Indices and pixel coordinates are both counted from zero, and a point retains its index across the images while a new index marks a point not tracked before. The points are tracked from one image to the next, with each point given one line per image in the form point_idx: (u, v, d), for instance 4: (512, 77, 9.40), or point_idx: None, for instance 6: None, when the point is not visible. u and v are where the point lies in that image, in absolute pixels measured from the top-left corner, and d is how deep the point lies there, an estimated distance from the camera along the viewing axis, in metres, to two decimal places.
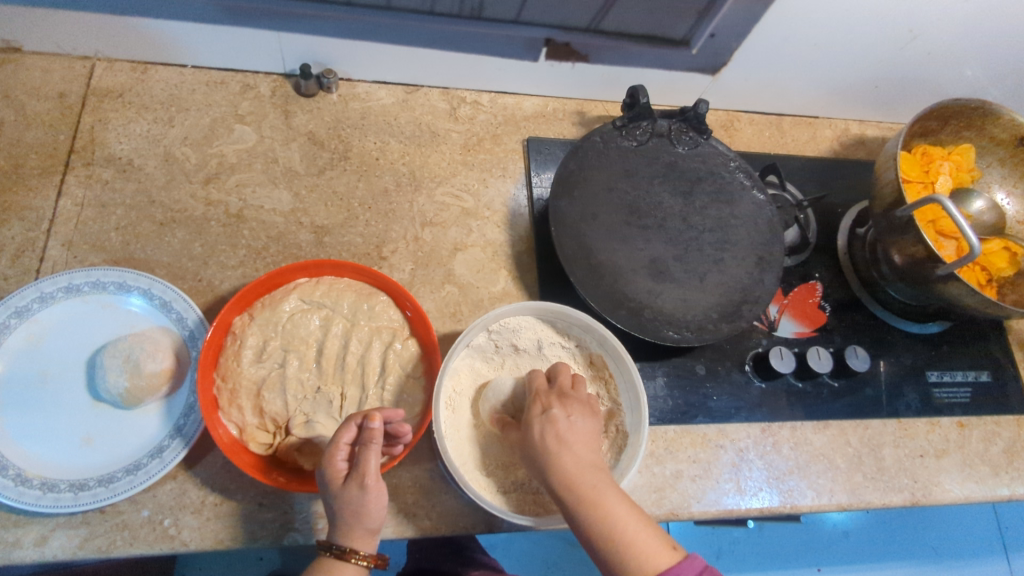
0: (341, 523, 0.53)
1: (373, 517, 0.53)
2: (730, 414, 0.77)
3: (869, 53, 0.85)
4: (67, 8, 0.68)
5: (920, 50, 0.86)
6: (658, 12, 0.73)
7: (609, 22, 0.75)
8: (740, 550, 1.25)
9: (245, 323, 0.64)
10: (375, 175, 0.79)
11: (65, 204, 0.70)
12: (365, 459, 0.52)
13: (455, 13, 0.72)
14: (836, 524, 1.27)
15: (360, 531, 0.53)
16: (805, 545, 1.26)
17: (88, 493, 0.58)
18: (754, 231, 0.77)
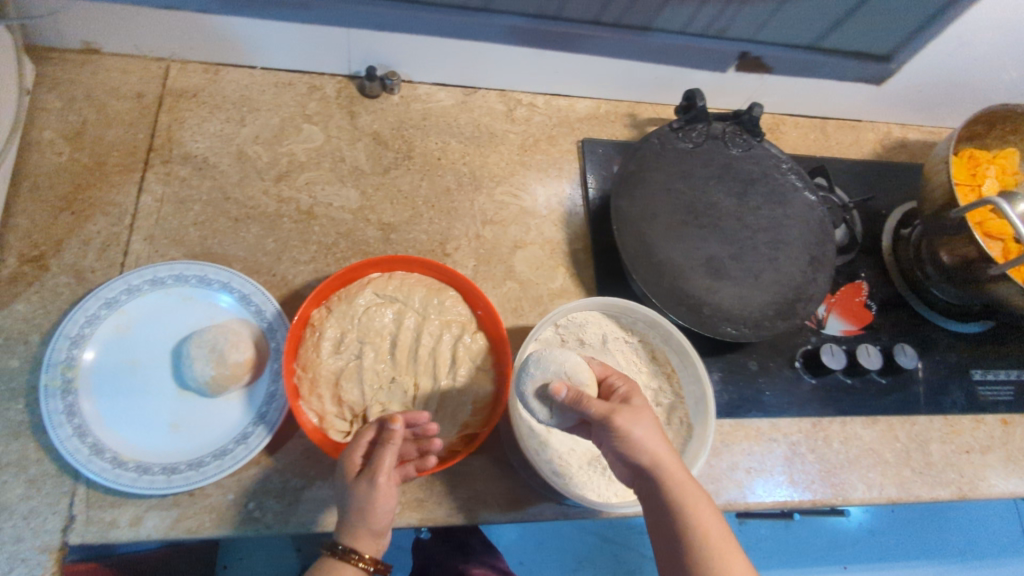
0: (351, 528, 0.56)
1: (377, 519, 0.56)
2: (783, 409, 0.79)
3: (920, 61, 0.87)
4: (150, 11, 0.71)
5: (968, 57, 0.88)
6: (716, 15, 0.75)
7: (667, 26, 0.77)
8: (767, 544, 1.26)
9: (324, 316, 0.67)
10: (437, 175, 0.82)
11: (146, 200, 0.73)
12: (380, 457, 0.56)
13: (521, 16, 0.74)
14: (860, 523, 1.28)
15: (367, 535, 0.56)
16: (831, 543, 1.27)
17: (179, 477, 0.61)
18: (807, 231, 0.79)
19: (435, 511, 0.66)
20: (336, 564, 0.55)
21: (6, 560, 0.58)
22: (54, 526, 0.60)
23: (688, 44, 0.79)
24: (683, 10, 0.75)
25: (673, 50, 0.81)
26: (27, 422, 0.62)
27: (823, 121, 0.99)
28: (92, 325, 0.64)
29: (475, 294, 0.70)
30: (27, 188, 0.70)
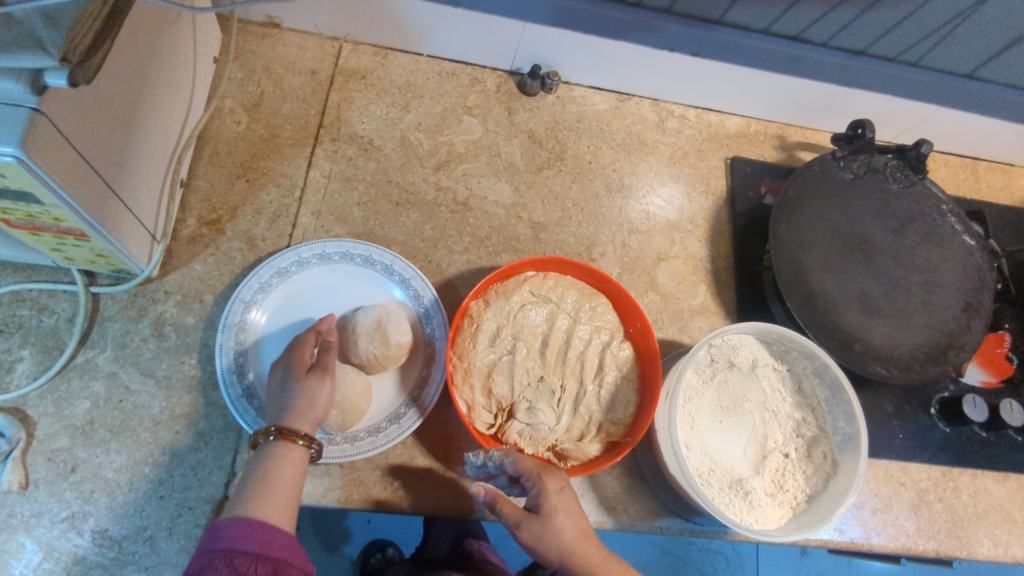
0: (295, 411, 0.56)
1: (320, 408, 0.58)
2: (915, 454, 0.77)
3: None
4: (361, 25, 0.78)
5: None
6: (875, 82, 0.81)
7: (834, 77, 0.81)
8: None
9: (481, 309, 0.68)
10: (588, 179, 0.82)
11: (315, 174, 0.75)
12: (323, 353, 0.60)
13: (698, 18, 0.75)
14: None
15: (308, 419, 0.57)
16: None
17: (335, 448, 0.63)
18: (963, 277, 0.77)
19: None
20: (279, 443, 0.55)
21: (174, 507, 0.61)
22: (217, 481, 0.63)
23: (886, 71, 0.80)
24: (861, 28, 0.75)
25: (858, 75, 0.80)
26: (199, 377, 0.65)
27: (974, 163, 0.96)
28: (264, 292, 0.67)
29: (628, 302, 0.70)
30: (208, 151, 0.73)
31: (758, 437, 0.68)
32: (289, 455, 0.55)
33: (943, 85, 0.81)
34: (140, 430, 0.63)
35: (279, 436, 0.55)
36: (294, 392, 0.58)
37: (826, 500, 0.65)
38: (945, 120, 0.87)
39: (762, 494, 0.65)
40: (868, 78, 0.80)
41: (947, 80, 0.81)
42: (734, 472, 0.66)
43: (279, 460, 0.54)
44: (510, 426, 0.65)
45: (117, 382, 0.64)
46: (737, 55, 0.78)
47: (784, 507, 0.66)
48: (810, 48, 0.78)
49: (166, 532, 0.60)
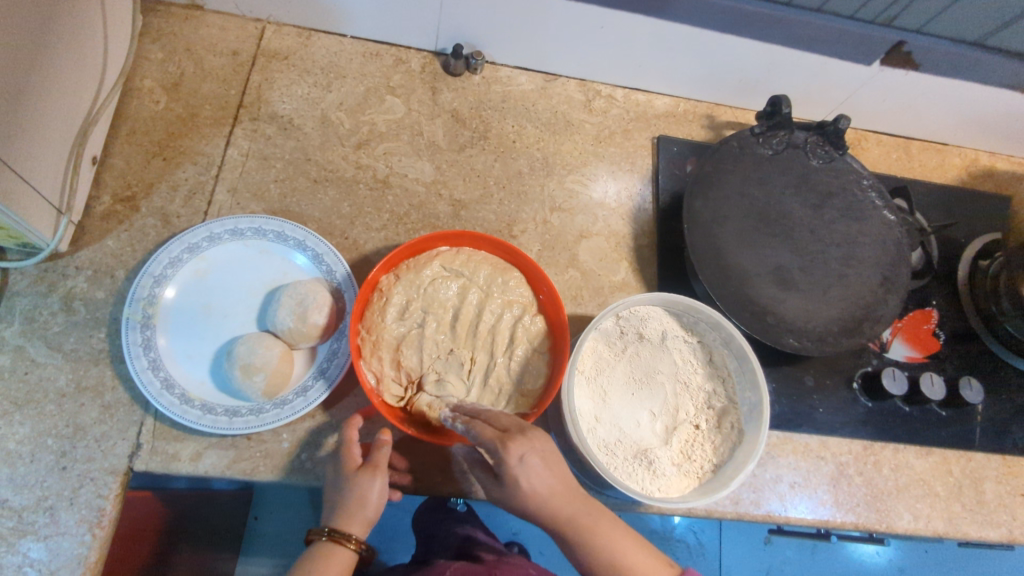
0: (345, 510, 0.58)
1: (370, 508, 0.58)
2: (835, 428, 0.77)
3: (967, 65, 0.80)
4: None
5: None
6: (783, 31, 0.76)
7: (745, 24, 0.75)
8: (788, 570, 1.28)
9: (392, 282, 0.68)
10: (511, 157, 0.83)
11: (233, 153, 0.75)
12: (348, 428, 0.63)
13: None
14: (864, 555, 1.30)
15: (360, 520, 0.58)
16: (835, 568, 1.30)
17: (240, 420, 0.63)
18: (881, 251, 0.77)
19: (478, 483, 0.68)
20: (329, 545, 0.57)
21: (76, 477, 0.61)
22: (120, 453, 0.63)
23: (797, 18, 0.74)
24: None
25: (771, 26, 0.75)
26: (107, 351, 0.66)
27: (907, 142, 0.96)
28: (174, 267, 0.67)
29: (537, 274, 0.70)
30: (124, 130, 0.74)
31: (668, 409, 0.69)
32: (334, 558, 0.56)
33: (864, 37, 0.76)
34: (45, 402, 0.63)
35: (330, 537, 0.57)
36: (345, 488, 0.59)
37: (731, 469, 0.65)
38: (871, 96, 0.87)
39: (669, 464, 0.65)
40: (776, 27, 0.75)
41: (818, 19, 0.74)
42: (642, 442, 0.66)
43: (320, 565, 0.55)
44: (419, 398, 0.64)
45: (23, 355, 0.64)
46: (662, 13, 0.74)
47: (690, 476, 0.66)
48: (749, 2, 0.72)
49: (66, 502, 0.60)
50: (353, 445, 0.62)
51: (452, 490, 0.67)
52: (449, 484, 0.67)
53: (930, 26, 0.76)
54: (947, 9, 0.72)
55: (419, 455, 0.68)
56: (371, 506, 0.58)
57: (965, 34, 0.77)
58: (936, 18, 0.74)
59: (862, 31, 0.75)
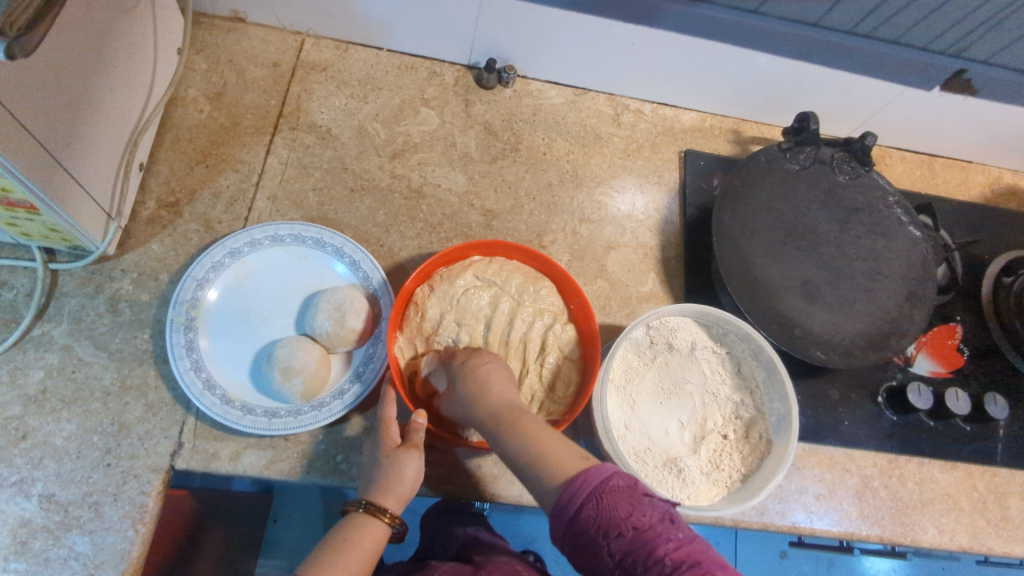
0: (382, 484, 0.59)
1: (404, 484, 0.59)
2: (860, 441, 0.78)
3: (1021, 93, 0.83)
4: None
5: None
6: (808, 52, 0.78)
7: (772, 41, 0.77)
8: None
9: (425, 295, 0.70)
10: (541, 169, 0.84)
11: (272, 161, 0.77)
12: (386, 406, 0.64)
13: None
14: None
15: (397, 494, 0.59)
16: None
17: (279, 421, 0.65)
18: (908, 267, 0.78)
19: (507, 488, 0.69)
20: (362, 516, 0.57)
21: (119, 474, 0.62)
22: (162, 451, 0.64)
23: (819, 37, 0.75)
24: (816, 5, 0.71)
25: (815, 49, 0.77)
26: (150, 351, 0.68)
27: (931, 160, 0.97)
28: (217, 271, 0.69)
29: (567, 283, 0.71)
30: (170, 138, 0.76)
31: (695, 418, 0.70)
32: (370, 529, 0.57)
33: (901, 60, 0.78)
34: (92, 400, 0.65)
35: (364, 510, 0.58)
36: (383, 466, 0.60)
37: (759, 478, 0.66)
38: (898, 114, 0.89)
39: (698, 472, 0.66)
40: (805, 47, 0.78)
41: (890, 49, 0.77)
42: (671, 451, 0.67)
43: (355, 531, 0.57)
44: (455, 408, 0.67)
45: (71, 354, 0.66)
46: (702, 30, 0.76)
47: (719, 485, 0.67)
48: (788, 24, 0.75)
49: (111, 498, 0.62)
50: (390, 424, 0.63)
51: (482, 494, 0.68)
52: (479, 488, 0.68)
53: (995, 59, 0.79)
54: (991, 37, 0.74)
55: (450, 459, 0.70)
56: (406, 482, 0.59)
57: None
58: (1002, 52, 0.77)
59: (910, 56, 0.78)
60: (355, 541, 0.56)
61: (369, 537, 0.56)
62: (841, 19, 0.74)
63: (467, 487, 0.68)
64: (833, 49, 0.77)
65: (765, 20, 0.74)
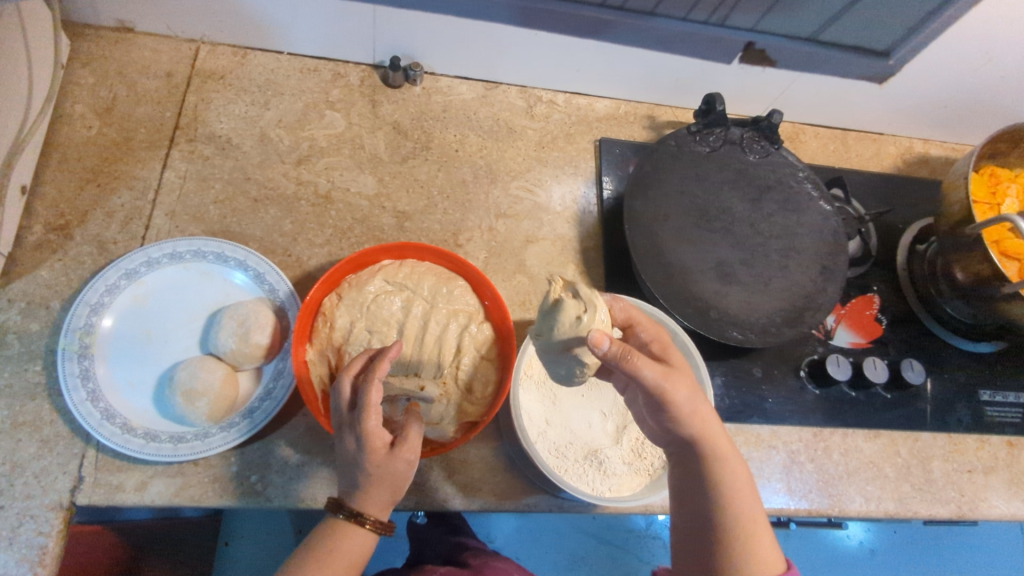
0: (365, 487, 0.53)
1: (394, 487, 0.54)
2: (784, 417, 0.79)
3: (828, 62, 0.83)
4: None
5: (892, 66, 0.85)
6: (688, 43, 0.80)
7: (652, 33, 0.78)
8: None
9: (334, 304, 0.69)
10: (454, 166, 0.83)
11: (170, 176, 0.74)
12: (367, 394, 0.55)
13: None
14: (859, 542, 1.33)
15: (383, 500, 0.54)
16: (830, 559, 1.31)
17: (186, 446, 0.62)
18: (820, 241, 0.79)
19: (432, 495, 0.67)
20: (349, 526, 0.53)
21: (15, 516, 0.59)
22: (62, 486, 0.61)
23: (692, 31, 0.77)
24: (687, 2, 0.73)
25: (692, 40, 0.79)
26: (44, 384, 0.64)
27: (844, 134, 0.99)
28: (112, 294, 0.66)
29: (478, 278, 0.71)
30: (56, 158, 0.73)
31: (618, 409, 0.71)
32: (354, 536, 0.53)
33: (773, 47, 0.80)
34: None
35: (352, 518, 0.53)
36: None
37: None
38: (805, 91, 0.90)
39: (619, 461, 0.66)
40: (684, 39, 0.79)
41: (766, 40, 0.79)
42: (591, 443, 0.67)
43: (344, 536, 0.53)
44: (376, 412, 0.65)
45: None
46: (590, 21, 0.76)
47: (641, 473, 0.66)
48: (663, 20, 0.76)
49: (6, 542, 0.58)
50: (371, 414, 0.54)
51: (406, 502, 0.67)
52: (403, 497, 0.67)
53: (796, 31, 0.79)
54: (858, 19, 0.76)
55: None
56: None
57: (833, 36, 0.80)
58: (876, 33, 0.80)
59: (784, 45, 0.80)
60: (341, 549, 0.52)
61: (356, 542, 0.53)
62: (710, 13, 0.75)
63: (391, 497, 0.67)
64: (708, 43, 0.79)
65: (638, 17, 0.75)
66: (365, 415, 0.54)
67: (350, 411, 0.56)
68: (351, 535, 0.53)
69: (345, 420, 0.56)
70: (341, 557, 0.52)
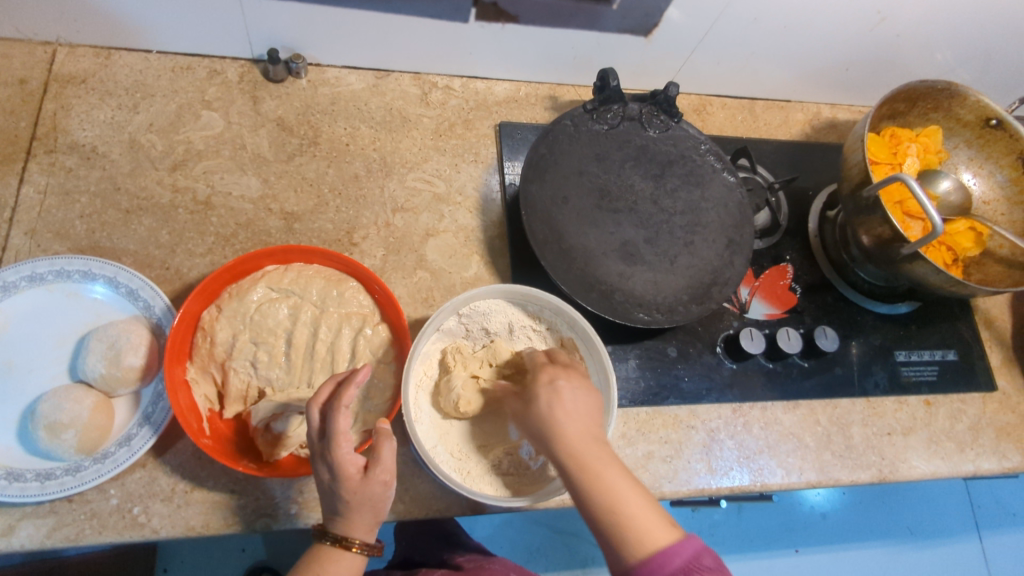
0: (346, 514, 0.52)
1: (377, 507, 0.53)
2: (701, 395, 0.77)
3: (570, 15, 0.76)
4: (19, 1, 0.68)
5: (648, 16, 0.78)
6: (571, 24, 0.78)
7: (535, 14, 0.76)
8: (720, 532, 1.30)
9: (213, 317, 0.64)
10: (345, 161, 0.78)
11: (27, 192, 0.68)
12: (336, 421, 0.51)
13: None
14: (813, 507, 1.33)
15: (366, 522, 0.52)
16: (784, 526, 1.32)
17: (55, 483, 0.57)
18: (725, 214, 0.77)
19: None
20: (333, 551, 0.52)
21: None
22: None
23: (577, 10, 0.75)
24: None
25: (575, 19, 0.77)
26: None
27: (751, 103, 0.98)
28: None
29: (364, 273, 0.67)
30: None
31: None
32: (340, 563, 0.52)
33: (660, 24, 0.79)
34: None
35: (336, 544, 0.52)
36: None
37: None
38: (706, 61, 0.88)
39: (527, 460, 0.65)
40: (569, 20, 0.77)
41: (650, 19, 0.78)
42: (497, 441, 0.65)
43: (329, 563, 0.51)
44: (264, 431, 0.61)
45: None
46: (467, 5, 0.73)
47: None
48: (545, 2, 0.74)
49: None
50: (343, 442, 0.51)
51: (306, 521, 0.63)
52: (302, 515, 0.64)
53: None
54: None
55: (267, 489, 0.64)
56: None
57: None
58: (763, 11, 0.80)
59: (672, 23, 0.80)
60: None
61: (347, 567, 0.52)
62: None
63: (289, 516, 0.63)
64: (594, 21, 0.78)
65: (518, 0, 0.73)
66: (336, 444, 0.51)
67: (321, 439, 0.53)
68: (339, 561, 0.52)
69: (317, 448, 0.53)
70: None
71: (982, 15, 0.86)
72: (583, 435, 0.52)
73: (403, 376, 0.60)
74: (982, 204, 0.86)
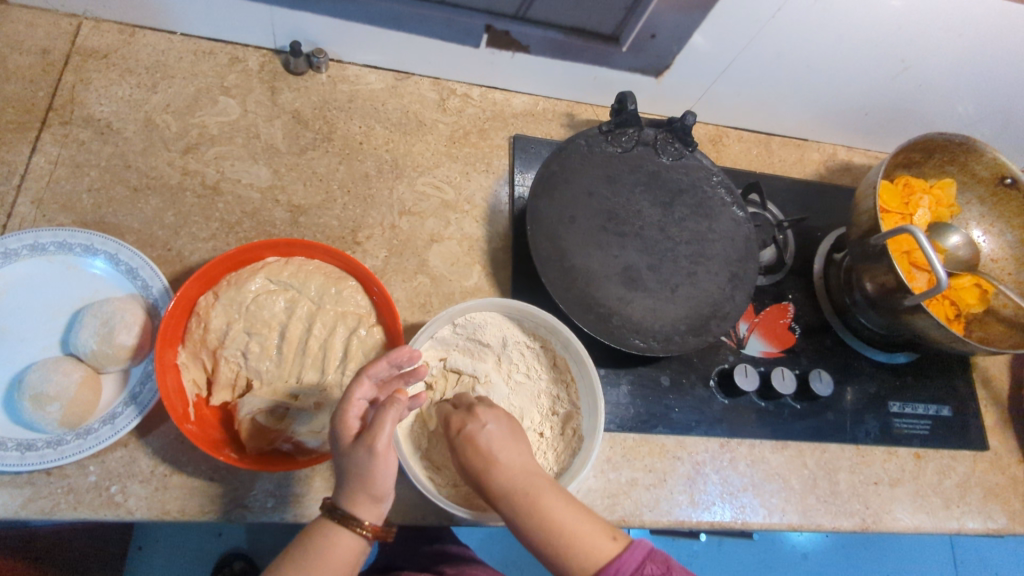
0: (343, 484, 0.50)
1: (378, 486, 0.49)
2: (690, 427, 0.77)
3: (578, 50, 0.80)
4: None
5: (657, 62, 0.82)
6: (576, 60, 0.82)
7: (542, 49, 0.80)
8: (699, 562, 1.29)
9: (210, 303, 0.64)
10: (357, 159, 0.79)
11: (39, 161, 0.69)
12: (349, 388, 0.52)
13: None
14: (795, 545, 1.33)
15: (362, 498, 0.49)
16: (764, 562, 1.31)
17: (34, 454, 0.57)
18: (731, 247, 0.77)
19: (310, 508, 0.64)
20: (331, 529, 0.49)
21: None
22: None
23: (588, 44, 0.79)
24: (574, 8, 0.73)
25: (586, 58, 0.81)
26: None
27: (768, 139, 0.98)
28: None
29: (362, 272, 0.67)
30: None
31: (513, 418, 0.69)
32: (338, 542, 0.49)
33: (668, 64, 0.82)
34: None
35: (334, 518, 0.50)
36: None
37: (566, 476, 0.62)
38: (726, 93, 0.89)
39: None
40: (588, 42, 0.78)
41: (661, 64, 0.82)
42: None
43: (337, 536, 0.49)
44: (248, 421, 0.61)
45: None
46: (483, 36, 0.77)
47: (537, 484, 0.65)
48: (552, 32, 0.78)
49: None
50: (349, 407, 0.52)
51: (282, 516, 0.63)
52: (279, 510, 0.63)
53: (527, 13, 0.75)
54: (740, 43, 0.79)
55: (246, 480, 0.64)
56: None
57: (563, 20, 0.77)
58: (785, 53, 0.80)
59: (695, 54, 0.80)
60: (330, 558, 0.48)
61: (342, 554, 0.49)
62: (604, 24, 0.77)
63: (266, 510, 0.63)
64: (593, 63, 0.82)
65: (530, 28, 0.77)
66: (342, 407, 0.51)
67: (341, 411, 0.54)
68: (335, 536, 0.49)
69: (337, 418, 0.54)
70: (322, 563, 0.48)
71: (1005, 73, 0.86)
72: (516, 458, 0.51)
73: (393, 380, 0.60)
74: (989, 262, 0.85)
